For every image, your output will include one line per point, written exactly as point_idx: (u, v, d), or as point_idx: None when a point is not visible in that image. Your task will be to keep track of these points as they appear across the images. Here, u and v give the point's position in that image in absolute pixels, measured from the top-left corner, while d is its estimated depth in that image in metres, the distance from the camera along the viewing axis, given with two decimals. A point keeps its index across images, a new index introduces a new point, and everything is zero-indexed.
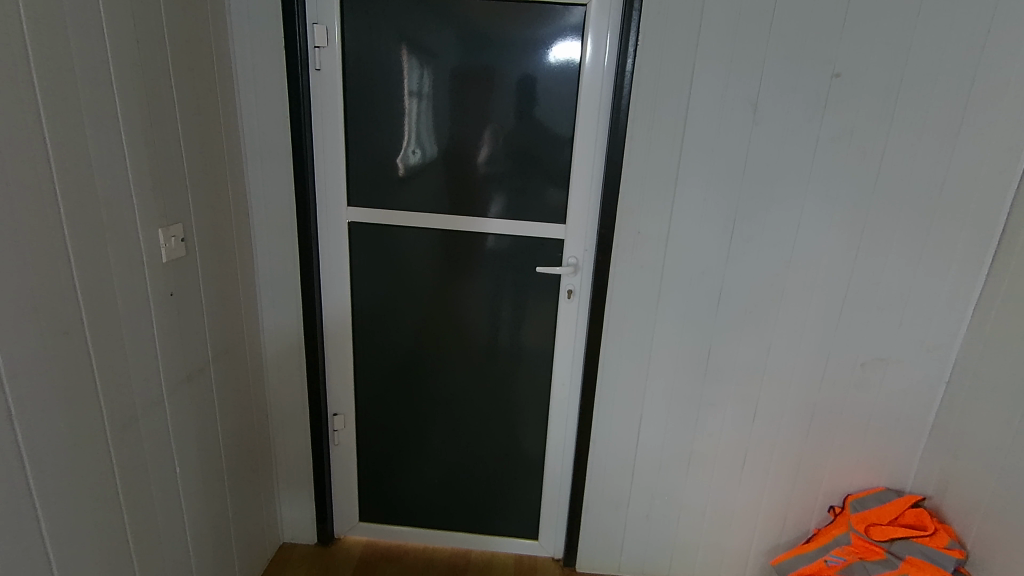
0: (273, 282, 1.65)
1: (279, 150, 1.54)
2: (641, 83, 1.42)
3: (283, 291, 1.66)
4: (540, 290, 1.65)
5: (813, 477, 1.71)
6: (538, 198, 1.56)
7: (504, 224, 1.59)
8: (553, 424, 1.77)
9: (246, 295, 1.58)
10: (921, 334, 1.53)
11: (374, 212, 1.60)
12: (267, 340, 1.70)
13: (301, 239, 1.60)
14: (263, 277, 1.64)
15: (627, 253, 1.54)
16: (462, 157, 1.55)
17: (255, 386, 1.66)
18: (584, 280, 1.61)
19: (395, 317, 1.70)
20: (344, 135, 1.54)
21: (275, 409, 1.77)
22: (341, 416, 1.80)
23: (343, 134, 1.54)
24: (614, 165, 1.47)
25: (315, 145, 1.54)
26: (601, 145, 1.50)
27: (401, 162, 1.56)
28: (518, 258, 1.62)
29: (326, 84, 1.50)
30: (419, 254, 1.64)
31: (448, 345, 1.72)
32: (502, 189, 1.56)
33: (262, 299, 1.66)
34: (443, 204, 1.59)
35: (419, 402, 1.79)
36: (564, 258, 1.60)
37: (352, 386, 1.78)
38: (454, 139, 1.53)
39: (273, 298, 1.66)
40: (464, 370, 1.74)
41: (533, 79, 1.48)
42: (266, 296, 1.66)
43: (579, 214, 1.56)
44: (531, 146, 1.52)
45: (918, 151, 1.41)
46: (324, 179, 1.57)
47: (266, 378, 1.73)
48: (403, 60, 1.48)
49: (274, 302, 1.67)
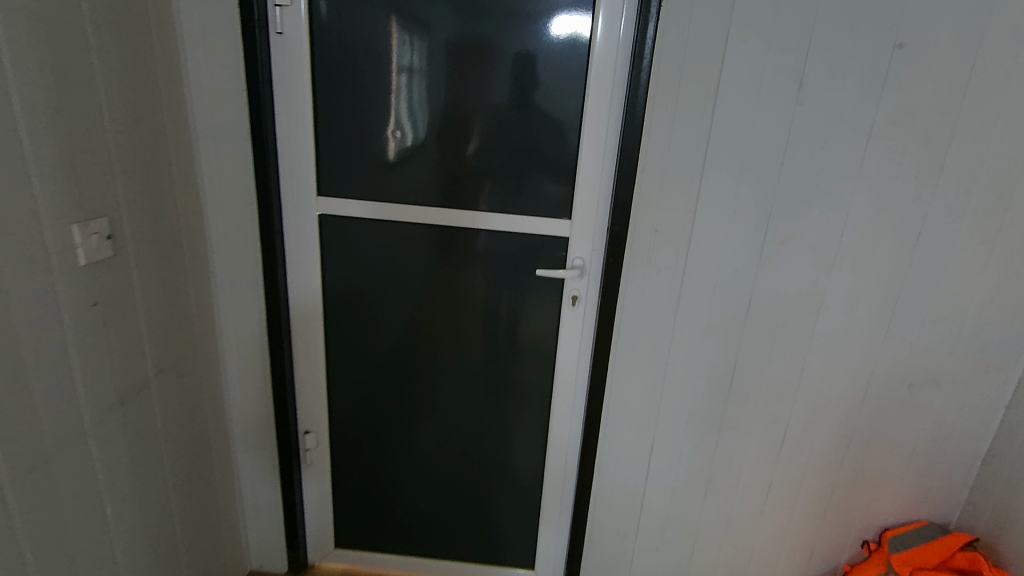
0: (232, 282, 1.43)
1: (235, 129, 1.31)
2: (663, 54, 1.19)
3: (244, 294, 1.44)
4: (539, 297, 1.44)
5: (846, 509, 1.51)
6: (540, 191, 1.34)
7: (500, 220, 1.37)
8: (553, 444, 1.57)
9: (198, 299, 1.37)
10: (982, 353, 1.33)
11: (349, 203, 1.38)
12: (227, 348, 1.49)
13: (263, 232, 1.38)
14: (221, 280, 1.43)
15: (642, 254, 1.33)
16: (455, 141, 1.32)
17: (213, 404, 1.46)
18: (591, 285, 1.40)
19: (374, 324, 1.50)
20: (313, 112, 1.32)
21: (238, 427, 1.57)
22: (313, 433, 1.60)
23: (312, 111, 1.32)
24: (631, 151, 1.24)
25: (278, 123, 1.32)
26: (615, 127, 1.27)
27: (387, 148, 1.34)
28: (514, 259, 1.41)
29: (290, 51, 1.27)
30: (400, 253, 1.43)
31: (435, 354, 1.51)
32: (498, 179, 1.34)
33: (221, 302, 1.45)
34: (431, 195, 1.37)
35: (402, 419, 1.59)
36: (569, 258, 1.39)
37: (327, 401, 1.58)
38: (443, 118, 1.31)
39: (233, 301, 1.45)
40: (452, 384, 1.54)
41: (534, 51, 1.25)
42: (225, 299, 1.45)
43: (587, 209, 1.34)
44: (532, 128, 1.30)
45: (992, 140, 1.18)
46: (289, 163, 1.35)
47: (227, 394, 1.52)
48: (392, 33, 1.26)
49: (234, 306, 1.45)
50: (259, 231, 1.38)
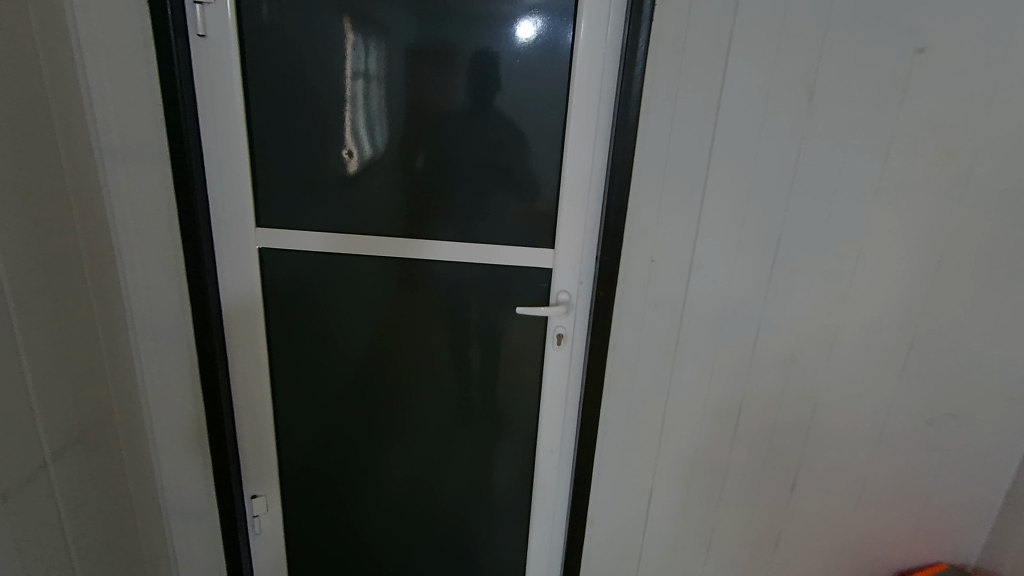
0: (155, 330, 1.19)
1: (149, 149, 1.08)
2: (658, 60, 1.03)
3: (169, 344, 1.20)
4: (519, 336, 1.26)
5: (860, 556, 1.38)
6: (518, 217, 1.17)
7: (472, 250, 1.19)
8: (539, 497, 1.39)
9: (114, 357, 1.13)
10: (1005, 386, 1.22)
11: (294, 234, 1.18)
12: (152, 407, 1.25)
13: (189, 271, 1.15)
14: (139, 328, 1.19)
15: (636, 287, 1.17)
16: (419, 161, 1.14)
17: (137, 477, 1.23)
18: (579, 322, 1.24)
19: (331, 369, 1.30)
20: (247, 130, 1.11)
21: (170, 497, 1.33)
22: (261, 497, 1.38)
23: (245, 129, 1.11)
24: (623, 171, 1.08)
25: (205, 142, 1.11)
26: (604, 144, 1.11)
27: (338, 171, 1.15)
28: (489, 294, 1.23)
29: (215, 56, 1.06)
30: (357, 289, 1.23)
31: (403, 400, 1.32)
32: (469, 204, 1.16)
33: (142, 355, 1.21)
34: (391, 223, 1.18)
35: (367, 471, 1.39)
36: (554, 292, 1.21)
37: (278, 458, 1.37)
38: (410, 132, 1.12)
39: (156, 353, 1.21)
40: (423, 432, 1.35)
41: (508, 57, 1.07)
42: (146, 350, 1.21)
43: (572, 236, 1.17)
44: (507, 145, 1.13)
45: (1018, 155, 1.07)
46: (220, 189, 1.13)
47: (155, 464, 1.28)
48: (345, 38, 1.07)
49: (157, 358, 1.21)
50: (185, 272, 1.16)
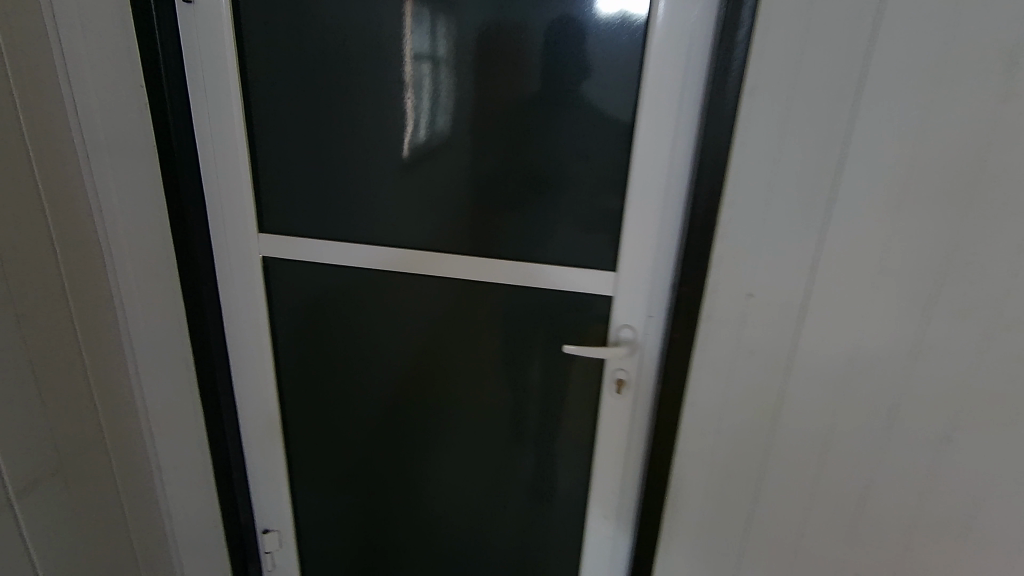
0: (154, 345, 1.05)
1: (135, 138, 0.93)
2: (770, 21, 0.74)
3: (167, 361, 1.06)
4: (569, 377, 1.02)
5: None
6: (572, 231, 0.92)
7: (511, 270, 0.95)
8: (589, 566, 1.14)
9: (107, 375, 1.01)
10: None
11: (303, 244, 0.99)
12: (154, 429, 1.11)
13: (184, 279, 1.00)
14: (136, 342, 1.05)
15: (724, 328, 0.88)
16: (478, 161, 0.91)
17: (136, 509, 1.09)
18: (646, 366, 0.97)
19: (356, 398, 1.11)
20: (245, 121, 0.94)
21: (177, 526, 1.20)
22: (274, 532, 1.23)
23: (243, 120, 0.93)
24: (714, 177, 0.81)
25: (198, 131, 0.94)
26: (689, 140, 0.83)
27: (358, 169, 0.95)
28: (531, 323, 0.99)
29: (204, 28, 0.89)
30: (382, 308, 1.03)
31: (437, 438, 1.12)
32: (513, 213, 0.93)
33: (141, 372, 1.07)
34: (422, 234, 0.97)
35: (395, 513, 1.20)
36: (614, 327, 0.95)
37: (297, 490, 1.21)
38: (473, 124, 0.89)
39: (155, 369, 1.07)
40: (460, 475, 1.14)
41: (586, 28, 0.82)
42: (145, 367, 1.07)
43: (641, 257, 0.90)
44: (565, 138, 0.88)
45: None
46: (217, 186, 0.97)
47: (158, 492, 1.15)
48: (407, 13, 0.85)
49: (156, 375, 1.07)
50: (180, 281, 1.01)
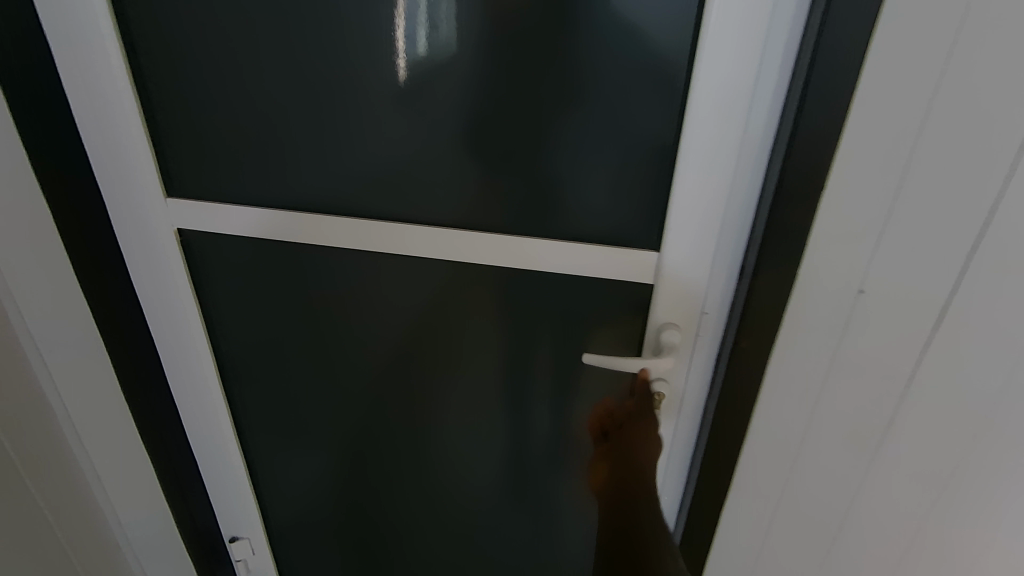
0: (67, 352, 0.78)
1: None
2: None
3: (89, 366, 0.81)
4: (588, 386, 0.77)
5: None
6: (597, 195, 0.64)
7: (510, 249, 0.68)
8: None
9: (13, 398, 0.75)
10: None
11: (225, 213, 0.73)
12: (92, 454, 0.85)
13: (79, 258, 0.75)
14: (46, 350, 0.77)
15: (817, 332, 0.62)
16: (483, 91, 0.62)
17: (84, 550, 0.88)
18: (694, 378, 0.72)
19: (322, 405, 0.88)
20: (121, 43, 0.65)
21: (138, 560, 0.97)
22: (243, 540, 1.06)
23: (118, 41, 0.65)
24: (835, 112, 0.53)
25: (55, 51, 0.66)
26: (788, 57, 0.55)
27: (293, 107, 0.66)
28: (537, 319, 0.73)
29: None
30: (339, 299, 0.77)
31: (427, 452, 0.89)
32: (518, 169, 0.65)
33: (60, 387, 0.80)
34: (391, 200, 0.69)
35: (382, 526, 1.01)
36: (653, 327, 0.68)
37: (265, 497, 1.02)
38: (475, 32, 0.59)
39: (75, 382, 0.80)
40: (457, 492, 0.93)
41: None
42: (64, 381, 0.80)
43: (700, 233, 0.62)
44: (608, 54, 0.58)
45: None
46: (97, 134, 0.70)
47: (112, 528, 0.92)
48: None
49: (79, 387, 0.81)
50: (74, 265, 0.75)
